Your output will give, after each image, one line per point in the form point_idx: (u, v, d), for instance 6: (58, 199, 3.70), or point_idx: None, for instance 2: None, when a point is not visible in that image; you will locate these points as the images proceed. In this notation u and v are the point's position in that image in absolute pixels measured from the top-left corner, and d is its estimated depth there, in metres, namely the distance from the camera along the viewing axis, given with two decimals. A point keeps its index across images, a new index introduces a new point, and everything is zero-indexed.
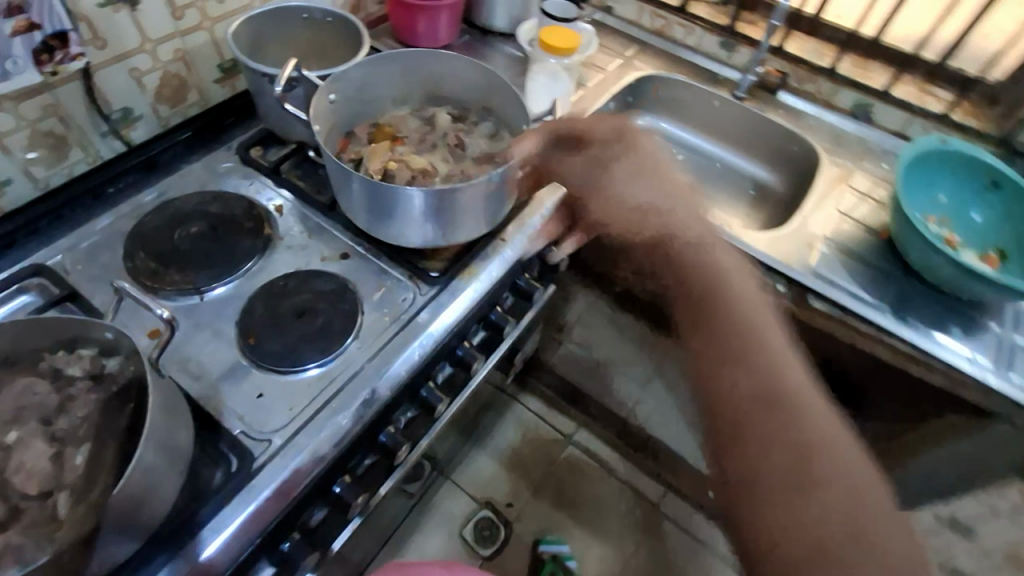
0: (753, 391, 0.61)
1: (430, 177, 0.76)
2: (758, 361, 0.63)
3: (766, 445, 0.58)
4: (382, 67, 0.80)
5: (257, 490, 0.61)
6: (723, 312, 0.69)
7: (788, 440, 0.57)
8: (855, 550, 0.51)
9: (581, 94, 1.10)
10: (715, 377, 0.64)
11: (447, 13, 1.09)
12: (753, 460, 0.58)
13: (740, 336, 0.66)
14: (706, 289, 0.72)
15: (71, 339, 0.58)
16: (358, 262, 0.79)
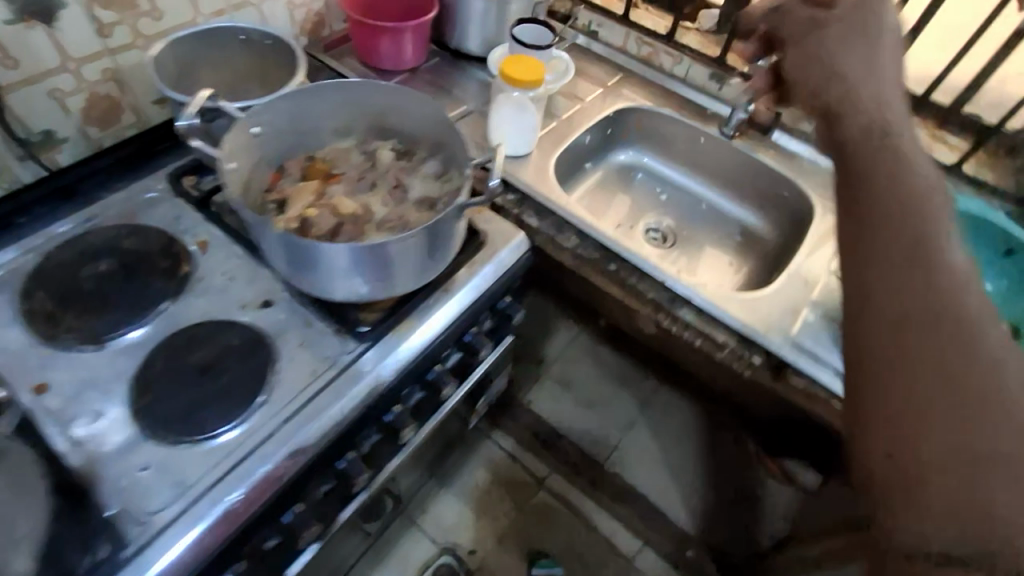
0: (924, 289, 0.42)
1: (360, 222, 0.68)
2: (949, 265, 0.42)
3: (922, 351, 0.41)
4: (318, 97, 0.72)
5: (164, 547, 0.55)
6: (915, 194, 0.46)
7: (956, 353, 0.40)
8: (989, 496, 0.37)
9: (554, 126, 1.01)
10: (872, 264, 0.45)
11: (412, 35, 1.02)
12: (901, 367, 0.41)
13: (933, 230, 0.44)
14: (893, 163, 0.49)
15: None
16: (281, 310, 0.70)
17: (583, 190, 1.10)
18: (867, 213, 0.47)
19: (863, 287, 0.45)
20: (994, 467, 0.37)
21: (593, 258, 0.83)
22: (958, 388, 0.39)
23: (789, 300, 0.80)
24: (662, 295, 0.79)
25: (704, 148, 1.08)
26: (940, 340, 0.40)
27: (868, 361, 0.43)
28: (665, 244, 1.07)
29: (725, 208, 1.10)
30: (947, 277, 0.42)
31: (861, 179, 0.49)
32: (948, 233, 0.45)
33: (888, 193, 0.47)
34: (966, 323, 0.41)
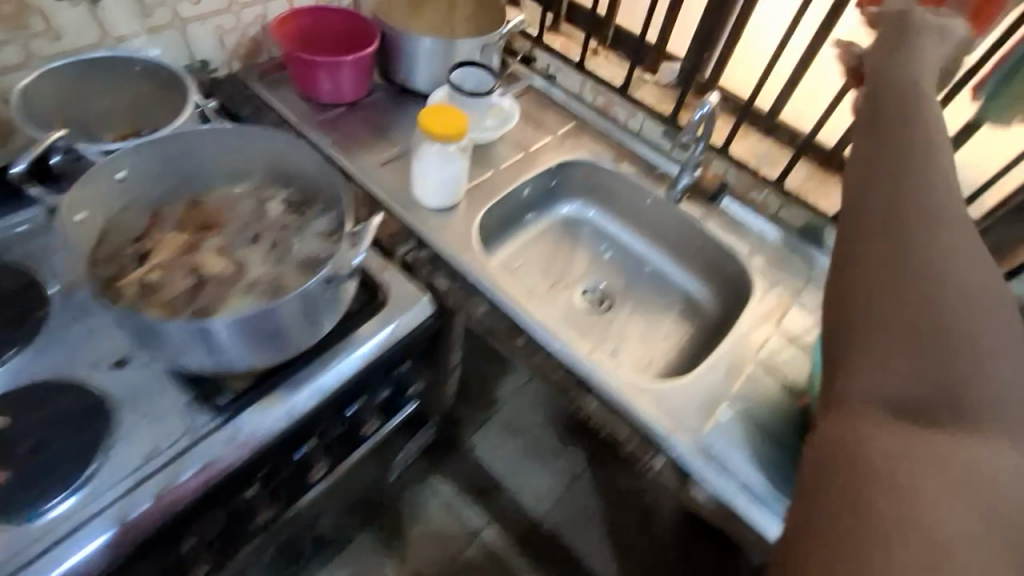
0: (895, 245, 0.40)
1: (228, 284, 0.63)
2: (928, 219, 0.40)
3: (890, 306, 0.38)
4: (203, 139, 0.67)
5: None
6: (895, 160, 0.44)
7: (923, 306, 0.37)
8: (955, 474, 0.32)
9: (488, 177, 0.96)
10: (852, 223, 0.43)
11: (351, 69, 0.96)
12: (870, 326, 0.38)
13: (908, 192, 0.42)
14: (884, 133, 0.47)
15: None
16: (135, 371, 0.64)
17: (519, 243, 1.03)
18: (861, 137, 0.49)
19: (849, 180, 0.46)
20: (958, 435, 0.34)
21: (500, 328, 0.77)
22: (930, 342, 0.36)
23: (707, 393, 0.74)
24: (568, 379, 0.73)
25: (650, 210, 1.03)
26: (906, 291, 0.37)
27: (838, 275, 0.42)
28: (601, 308, 1.01)
29: (670, 274, 1.04)
30: (925, 233, 0.40)
31: (865, 111, 0.52)
32: (943, 190, 0.42)
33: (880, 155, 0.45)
34: (934, 278, 0.38)
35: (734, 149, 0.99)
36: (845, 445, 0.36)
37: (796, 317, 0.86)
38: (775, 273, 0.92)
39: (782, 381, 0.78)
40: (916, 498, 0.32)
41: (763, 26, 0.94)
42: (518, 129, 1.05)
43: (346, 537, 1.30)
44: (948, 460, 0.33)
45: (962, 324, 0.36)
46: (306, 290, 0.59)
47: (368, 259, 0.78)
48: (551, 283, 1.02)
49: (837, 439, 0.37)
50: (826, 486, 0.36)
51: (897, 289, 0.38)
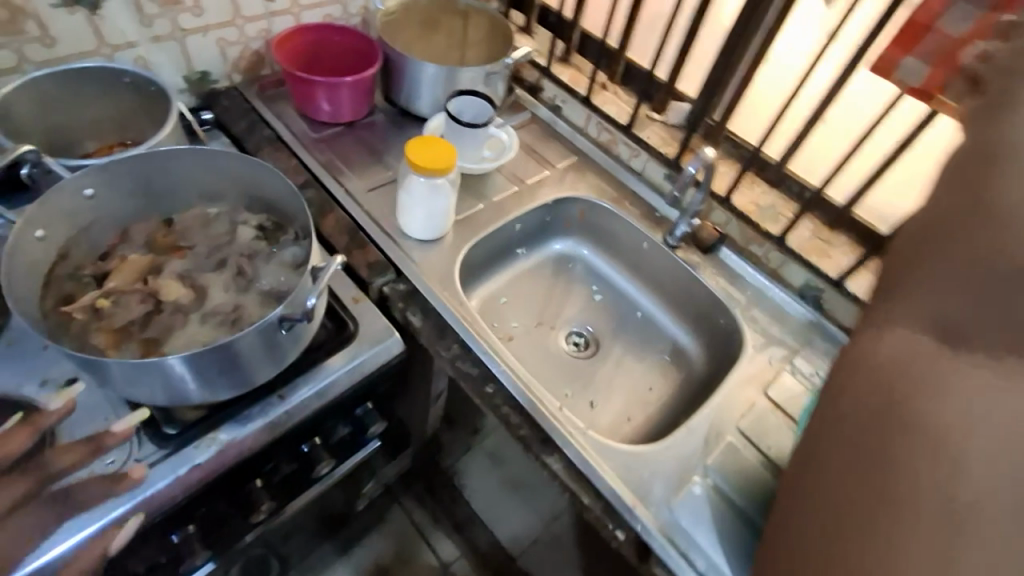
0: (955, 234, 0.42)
1: (184, 313, 0.61)
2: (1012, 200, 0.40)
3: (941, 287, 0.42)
4: (176, 160, 0.66)
5: None
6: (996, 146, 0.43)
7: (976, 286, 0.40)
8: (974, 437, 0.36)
9: (479, 210, 0.94)
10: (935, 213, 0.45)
11: (351, 90, 0.95)
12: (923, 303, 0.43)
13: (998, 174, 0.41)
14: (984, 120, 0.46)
15: None
16: (83, 395, 0.62)
17: (507, 277, 1.00)
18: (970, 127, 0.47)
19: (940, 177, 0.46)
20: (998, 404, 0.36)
21: (469, 373, 0.74)
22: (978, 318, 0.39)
23: (678, 463, 0.70)
24: (533, 435, 0.69)
25: (645, 253, 1.00)
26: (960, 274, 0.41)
27: (898, 264, 0.46)
28: (586, 351, 0.97)
29: (661, 322, 1.00)
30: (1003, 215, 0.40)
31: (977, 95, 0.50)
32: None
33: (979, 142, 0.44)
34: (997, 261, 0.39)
35: (736, 199, 0.94)
36: (888, 382, 0.42)
37: (786, 383, 0.82)
38: (768, 333, 0.88)
39: (763, 455, 0.73)
40: (945, 458, 0.37)
41: (783, 65, 0.88)
42: (517, 161, 1.03)
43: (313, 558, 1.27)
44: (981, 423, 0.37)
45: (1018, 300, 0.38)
46: (267, 326, 0.57)
47: (341, 290, 0.76)
48: (537, 321, 0.98)
49: (878, 374, 0.43)
50: (860, 423, 0.43)
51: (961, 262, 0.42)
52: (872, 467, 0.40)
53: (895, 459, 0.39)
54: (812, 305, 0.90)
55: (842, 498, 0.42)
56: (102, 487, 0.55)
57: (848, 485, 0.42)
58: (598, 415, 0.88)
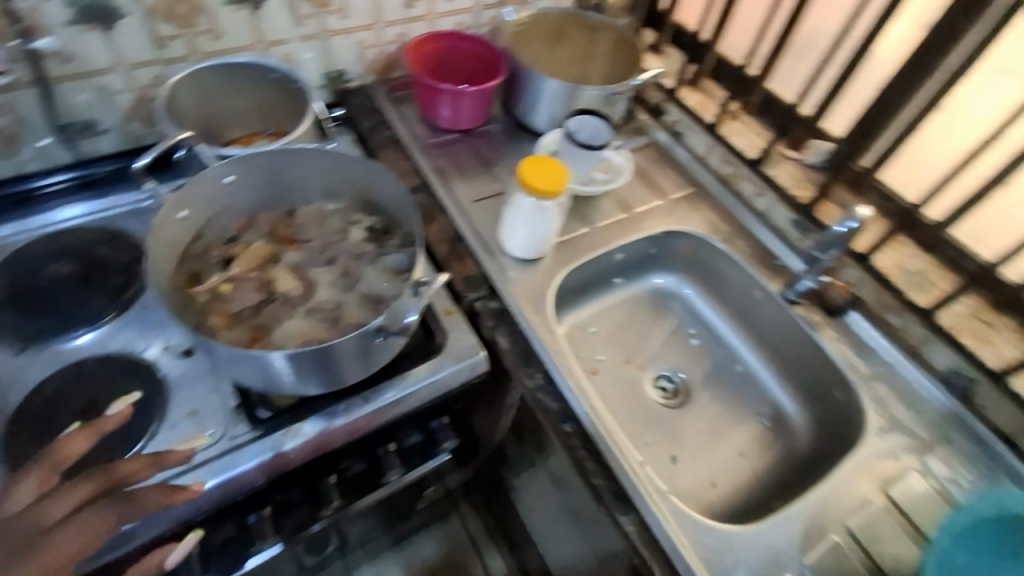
0: None
1: (289, 306, 0.63)
2: None
3: None
4: (304, 158, 0.69)
5: None
6: None
7: None
8: None
9: (583, 234, 0.90)
10: None
11: (472, 99, 0.95)
12: None
13: None
14: None
15: None
16: (195, 368, 0.67)
17: (601, 306, 0.96)
18: None
19: None
20: None
21: (550, 407, 0.71)
22: None
23: (767, 554, 0.62)
24: (608, 487, 0.65)
25: (757, 303, 0.90)
26: None
27: None
28: (673, 399, 0.90)
29: (764, 381, 0.91)
30: None
31: None
32: None
33: None
34: None
35: (879, 261, 0.84)
36: None
37: (910, 484, 0.70)
38: (897, 420, 0.76)
39: (872, 564, 0.64)
40: None
41: (965, 113, 0.74)
42: (629, 187, 0.98)
43: (369, 546, 1.29)
44: None
45: None
46: (363, 334, 0.58)
47: (435, 299, 0.76)
48: (625, 358, 0.93)
49: None
50: None
51: None
52: None
53: None
54: (957, 395, 0.77)
55: None
56: (160, 495, 0.54)
57: None
58: (679, 473, 0.81)
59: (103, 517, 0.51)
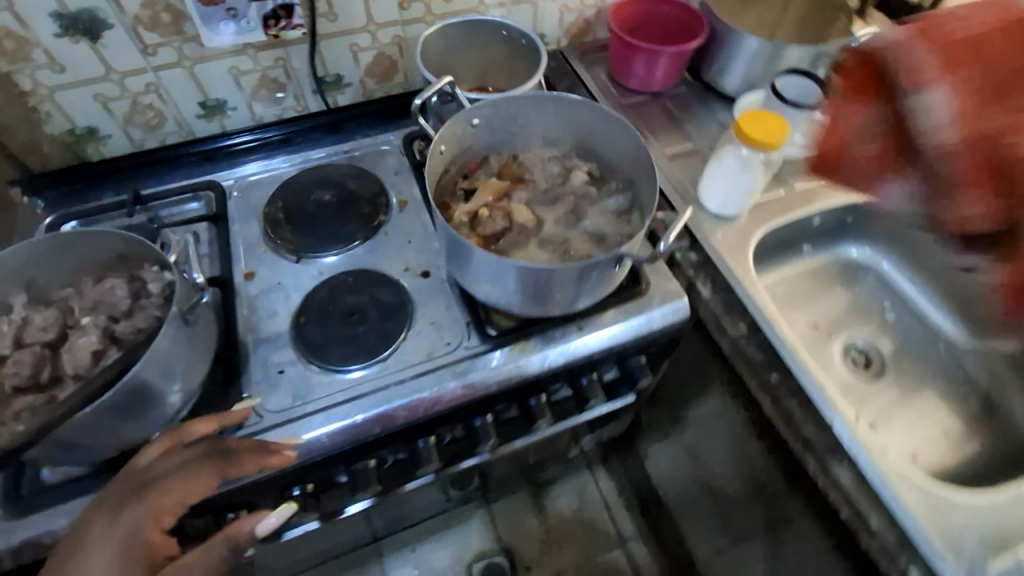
0: None
1: (525, 235, 0.70)
2: None
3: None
4: (538, 105, 0.75)
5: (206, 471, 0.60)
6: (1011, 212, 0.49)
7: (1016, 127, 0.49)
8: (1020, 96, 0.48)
9: (780, 195, 0.89)
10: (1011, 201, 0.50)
11: (667, 59, 0.96)
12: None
13: None
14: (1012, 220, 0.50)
15: (136, 259, 0.66)
16: (433, 287, 0.77)
17: (789, 271, 0.94)
18: None
19: None
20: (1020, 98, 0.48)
21: (753, 356, 0.72)
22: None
23: (1002, 525, 0.59)
24: (820, 437, 0.65)
25: (974, 280, 0.84)
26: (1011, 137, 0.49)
27: None
28: (865, 370, 0.88)
29: (972, 361, 0.86)
30: None
31: None
32: None
33: None
34: None
35: None
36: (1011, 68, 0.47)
37: None
38: None
39: None
40: None
41: None
42: None
43: (510, 486, 1.36)
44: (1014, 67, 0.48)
45: None
46: (590, 262, 0.62)
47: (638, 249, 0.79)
48: (811, 323, 0.92)
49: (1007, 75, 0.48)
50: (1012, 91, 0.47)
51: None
52: None
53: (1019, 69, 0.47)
54: None
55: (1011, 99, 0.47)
56: (256, 459, 0.59)
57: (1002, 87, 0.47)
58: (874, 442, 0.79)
59: (205, 474, 0.56)
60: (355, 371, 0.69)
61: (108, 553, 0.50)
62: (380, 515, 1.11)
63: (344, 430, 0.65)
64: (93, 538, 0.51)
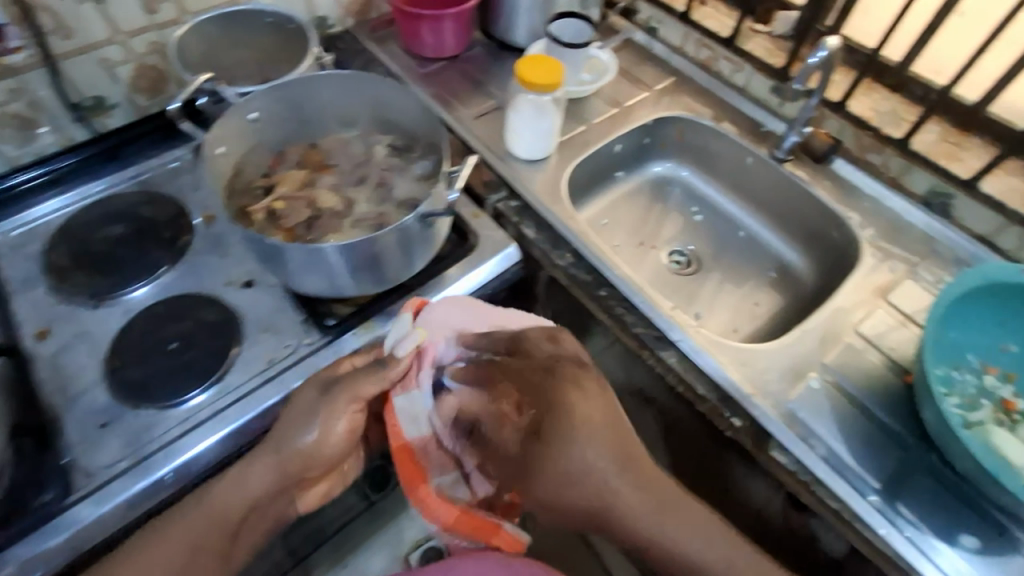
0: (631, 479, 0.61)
1: (337, 219, 0.69)
2: (653, 506, 0.60)
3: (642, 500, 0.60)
4: (320, 85, 0.73)
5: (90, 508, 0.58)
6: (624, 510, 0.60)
7: (611, 440, 0.62)
8: (622, 466, 0.61)
9: (581, 131, 0.96)
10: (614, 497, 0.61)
11: (453, 23, 0.99)
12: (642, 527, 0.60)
13: (639, 486, 0.61)
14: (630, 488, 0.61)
15: None
16: (259, 292, 0.73)
17: (609, 199, 1.03)
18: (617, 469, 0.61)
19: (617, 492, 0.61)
20: (622, 447, 0.62)
21: (581, 280, 0.78)
22: (630, 500, 0.61)
23: (794, 360, 0.71)
24: (648, 332, 0.73)
25: (750, 169, 0.98)
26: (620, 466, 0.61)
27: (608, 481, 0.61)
28: (687, 269, 0.98)
29: (764, 240, 0.99)
30: (644, 483, 0.61)
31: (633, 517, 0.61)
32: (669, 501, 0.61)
33: (633, 491, 0.61)
34: (643, 483, 0.61)
35: (853, 106, 0.90)
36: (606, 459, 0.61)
37: (906, 289, 0.79)
38: (890, 244, 0.84)
39: (885, 357, 0.72)
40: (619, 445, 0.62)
41: None
42: (615, 85, 1.03)
43: None
44: (620, 449, 0.62)
45: (624, 465, 0.61)
46: (406, 221, 0.65)
47: (461, 207, 0.82)
48: (637, 241, 1.01)
49: (608, 449, 0.62)
50: (626, 483, 0.61)
51: (634, 486, 0.61)
52: (619, 450, 0.62)
53: (635, 488, 0.61)
54: (938, 213, 0.85)
55: (631, 478, 0.61)
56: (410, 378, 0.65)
57: (624, 500, 0.61)
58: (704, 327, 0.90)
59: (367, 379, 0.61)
60: (192, 399, 0.64)
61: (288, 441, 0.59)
62: (291, 540, 1.07)
63: (195, 459, 0.62)
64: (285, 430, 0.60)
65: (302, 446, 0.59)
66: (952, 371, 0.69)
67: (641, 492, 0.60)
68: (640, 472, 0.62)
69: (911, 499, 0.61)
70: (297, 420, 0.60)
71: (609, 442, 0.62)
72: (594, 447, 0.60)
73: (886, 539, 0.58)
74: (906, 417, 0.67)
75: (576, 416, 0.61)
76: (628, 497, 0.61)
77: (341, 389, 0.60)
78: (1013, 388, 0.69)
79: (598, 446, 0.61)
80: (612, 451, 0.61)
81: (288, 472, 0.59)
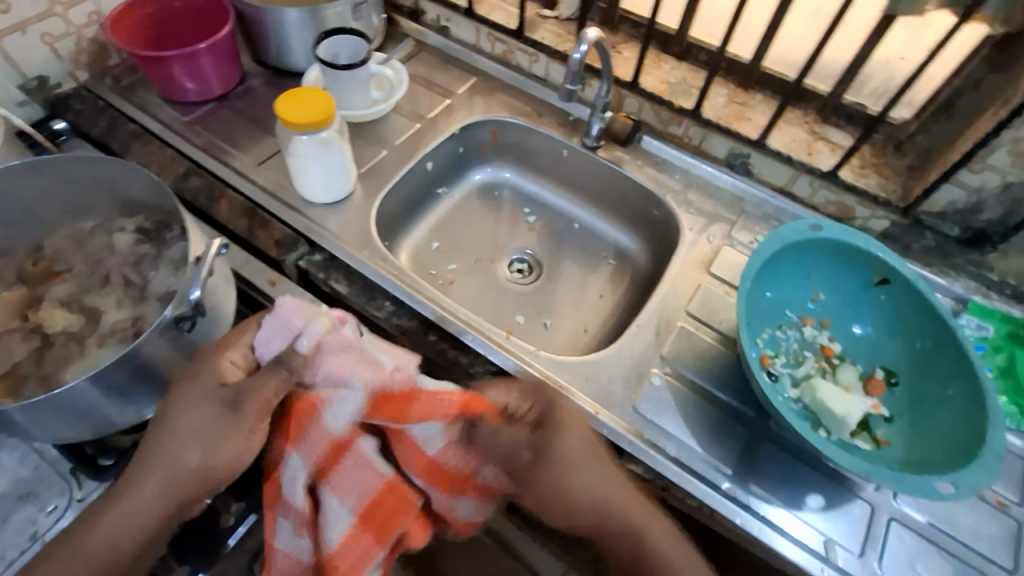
0: (623, 498, 0.56)
1: (78, 342, 0.58)
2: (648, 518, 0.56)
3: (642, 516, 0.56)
4: (19, 178, 0.59)
5: None
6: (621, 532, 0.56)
7: (593, 463, 0.56)
8: (609, 483, 0.56)
9: (383, 157, 0.88)
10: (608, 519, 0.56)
11: (211, 58, 0.85)
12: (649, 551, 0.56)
13: (631, 503, 0.56)
14: (622, 518, 0.56)
15: None
16: (5, 453, 0.59)
17: (435, 221, 0.96)
18: (607, 491, 0.56)
19: (612, 521, 0.56)
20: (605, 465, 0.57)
21: (406, 329, 0.71)
22: (630, 511, 0.56)
23: (634, 361, 0.69)
24: (486, 369, 0.68)
25: (568, 161, 0.95)
26: (609, 481, 0.56)
27: (601, 507, 0.56)
28: (530, 277, 0.94)
29: (599, 229, 0.98)
30: (637, 503, 0.56)
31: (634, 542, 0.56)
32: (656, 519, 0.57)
33: (624, 512, 0.56)
34: (631, 506, 0.56)
35: (648, 81, 0.89)
36: (595, 488, 0.56)
37: (726, 258, 0.80)
38: (705, 211, 0.85)
39: (716, 333, 0.73)
40: (606, 462, 0.57)
41: None
42: (414, 97, 0.95)
43: None
44: (606, 464, 0.57)
45: (611, 485, 0.56)
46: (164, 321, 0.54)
47: (254, 276, 0.71)
48: (475, 258, 0.95)
49: (585, 472, 0.56)
50: (624, 499, 0.56)
51: (625, 497, 0.56)
52: (602, 467, 0.57)
53: (625, 510, 0.56)
54: (741, 173, 0.87)
55: (625, 496, 0.56)
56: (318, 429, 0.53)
57: (621, 523, 0.56)
58: (553, 333, 0.88)
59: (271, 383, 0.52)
60: None
61: (192, 429, 0.50)
62: None
63: None
64: (181, 421, 0.50)
65: (199, 428, 0.50)
66: (777, 331, 0.71)
67: (623, 487, 0.57)
68: (623, 493, 0.56)
69: (760, 476, 0.62)
70: (179, 434, 0.50)
71: (582, 467, 0.56)
72: (587, 444, 0.57)
73: (743, 526, 0.59)
74: (743, 391, 0.68)
75: (559, 458, 0.55)
76: (625, 518, 0.56)
77: (247, 400, 0.51)
78: (830, 333, 0.73)
79: (588, 451, 0.57)
80: (598, 467, 0.57)
81: (181, 494, 0.50)
